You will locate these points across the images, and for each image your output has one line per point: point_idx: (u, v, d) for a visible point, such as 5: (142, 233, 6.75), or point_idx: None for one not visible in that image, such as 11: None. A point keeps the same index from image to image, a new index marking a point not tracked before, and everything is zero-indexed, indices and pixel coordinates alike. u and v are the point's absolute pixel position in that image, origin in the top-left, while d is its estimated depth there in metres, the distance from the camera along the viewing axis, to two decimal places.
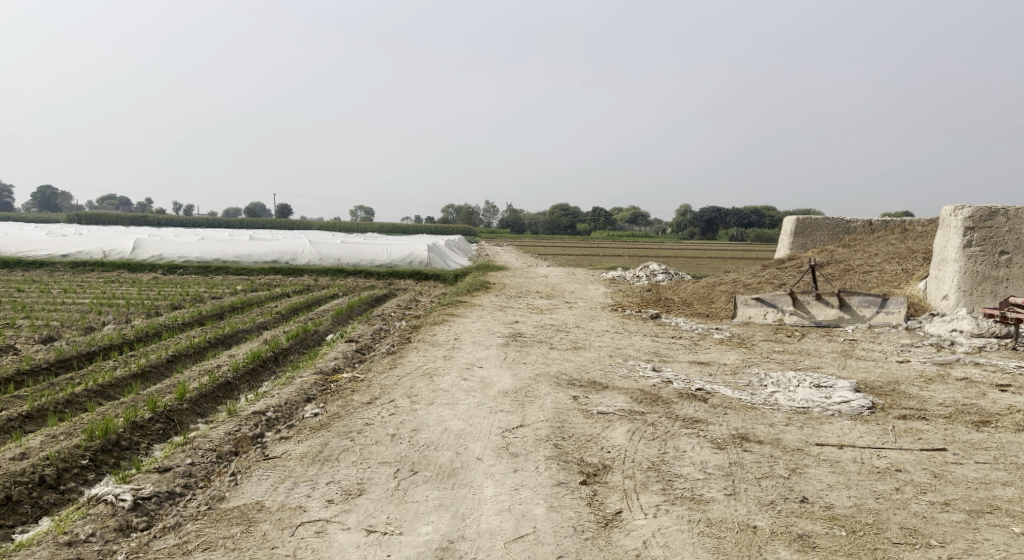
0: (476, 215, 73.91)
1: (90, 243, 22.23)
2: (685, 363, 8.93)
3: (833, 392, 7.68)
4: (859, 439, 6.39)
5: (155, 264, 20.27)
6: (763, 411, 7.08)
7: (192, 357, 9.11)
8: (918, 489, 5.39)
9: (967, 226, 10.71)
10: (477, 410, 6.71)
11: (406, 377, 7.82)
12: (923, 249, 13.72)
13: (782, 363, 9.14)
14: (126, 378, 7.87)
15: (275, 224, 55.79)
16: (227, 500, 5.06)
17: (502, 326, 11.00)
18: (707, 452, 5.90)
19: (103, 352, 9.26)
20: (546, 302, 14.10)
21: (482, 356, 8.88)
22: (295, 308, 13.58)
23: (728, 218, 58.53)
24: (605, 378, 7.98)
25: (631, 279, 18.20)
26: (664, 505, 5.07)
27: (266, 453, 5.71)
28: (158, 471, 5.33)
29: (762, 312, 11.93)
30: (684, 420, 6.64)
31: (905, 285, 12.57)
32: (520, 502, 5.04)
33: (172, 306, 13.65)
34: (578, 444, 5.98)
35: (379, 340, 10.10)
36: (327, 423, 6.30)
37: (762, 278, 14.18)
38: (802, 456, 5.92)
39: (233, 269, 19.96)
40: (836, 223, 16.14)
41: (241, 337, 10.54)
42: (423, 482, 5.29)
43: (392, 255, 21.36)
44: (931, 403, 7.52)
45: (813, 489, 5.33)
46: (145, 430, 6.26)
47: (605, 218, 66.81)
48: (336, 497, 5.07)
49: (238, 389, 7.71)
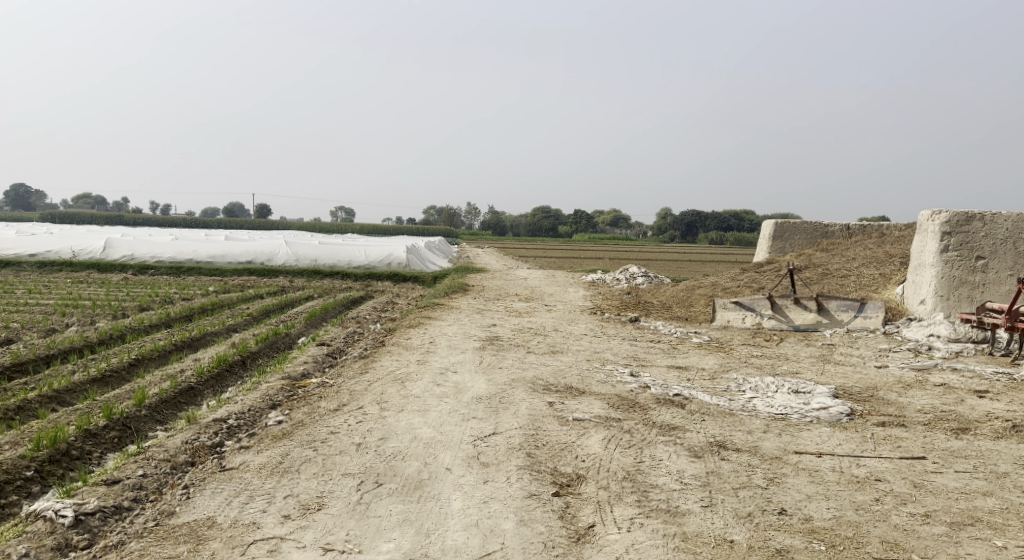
0: (457, 216, 73.61)
1: (58, 242, 21.75)
2: (663, 368, 8.77)
3: (812, 398, 7.55)
4: (838, 447, 6.25)
5: (125, 264, 19.87)
6: (740, 417, 6.93)
7: (156, 361, 8.83)
8: (898, 500, 5.25)
9: (944, 230, 10.63)
10: (449, 417, 6.50)
11: (377, 383, 7.58)
12: (900, 253, 13.67)
13: (760, 368, 9.01)
14: (83, 383, 7.61)
15: (253, 224, 55.24)
16: (177, 516, 4.82)
17: (479, 330, 10.78)
18: (684, 461, 5.74)
19: (62, 356, 8.96)
20: (524, 305, 13.91)
21: (457, 360, 8.67)
22: (267, 310, 13.30)
23: (707, 222, 58.68)
24: (581, 383, 7.79)
25: (611, 281, 18.04)
26: (638, 518, 4.89)
27: (223, 464, 5.48)
28: (106, 484, 5.09)
29: (740, 316, 11.81)
30: (661, 428, 6.47)
31: (882, 290, 12.50)
32: (489, 517, 4.84)
33: (140, 308, 13.30)
34: (551, 453, 5.80)
35: (351, 344, 9.85)
36: (290, 432, 6.07)
37: (741, 282, 14.08)
38: (780, 465, 5.77)
39: (206, 269, 19.61)
40: (815, 227, 16.07)
41: (209, 340, 10.26)
42: (387, 494, 5.08)
43: (369, 256, 21.07)
44: (910, 410, 7.40)
45: (791, 500, 5.17)
46: (98, 438, 6.02)
47: (586, 221, 66.89)
48: (293, 512, 4.84)
49: (201, 395, 7.46)
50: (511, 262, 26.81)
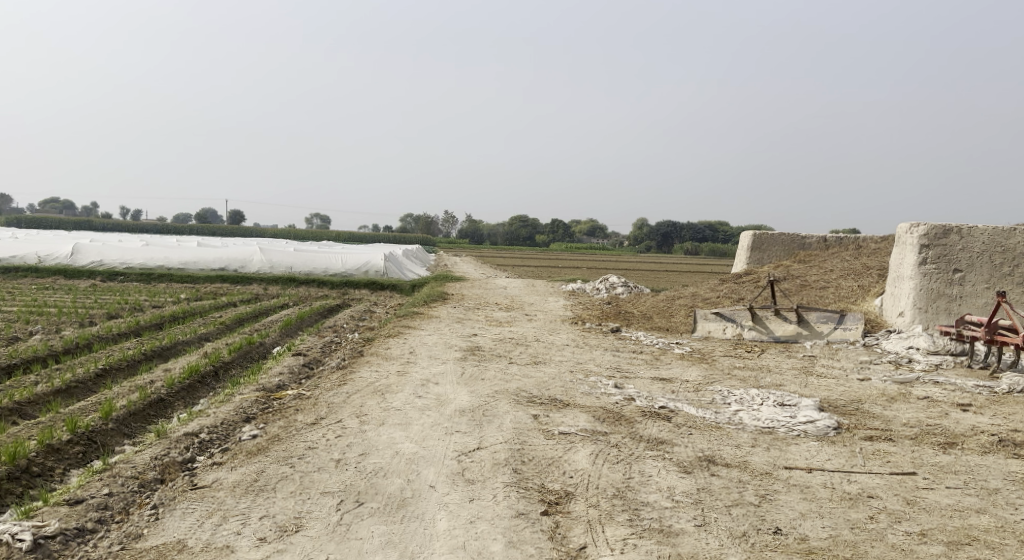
0: (434, 224, 73.22)
1: (24, 247, 21.17)
2: (647, 380, 8.62)
3: (798, 411, 7.43)
4: (828, 462, 6.13)
5: (93, 270, 19.39)
6: (727, 431, 6.80)
7: (125, 371, 8.53)
8: (893, 518, 5.14)
9: (922, 243, 10.62)
10: (431, 431, 6.29)
11: (355, 395, 7.35)
12: (878, 265, 13.67)
13: (744, 380, 8.89)
14: (46, 395, 7.37)
15: (225, 231, 54.51)
16: (144, 539, 4.63)
17: (460, 339, 10.57)
18: (674, 477, 5.58)
19: (25, 366, 8.64)
20: (504, 314, 13.73)
21: (438, 371, 8.46)
22: (241, 319, 12.94)
23: (682, 232, 58.98)
24: (565, 395, 7.62)
25: (590, 291, 17.91)
26: (631, 539, 4.73)
27: (194, 482, 5.27)
28: (68, 504, 4.89)
29: (721, 327, 11.74)
30: (648, 442, 6.31)
31: (861, 302, 12.48)
32: (476, 538, 4.66)
33: (109, 315, 12.94)
34: (538, 468, 5.61)
35: (328, 353, 9.59)
36: (265, 447, 5.85)
37: (720, 293, 14.02)
38: (771, 481, 5.64)
39: (177, 276, 19.20)
40: (793, 238, 16.07)
41: (180, 349, 9.95)
42: (369, 515, 4.87)
43: (346, 264, 20.75)
44: (896, 424, 7.31)
45: (786, 519, 5.04)
46: (62, 454, 5.87)
47: (563, 230, 66.96)
48: (269, 535, 4.64)
49: (172, 407, 7.22)
50: (490, 271, 26.54)
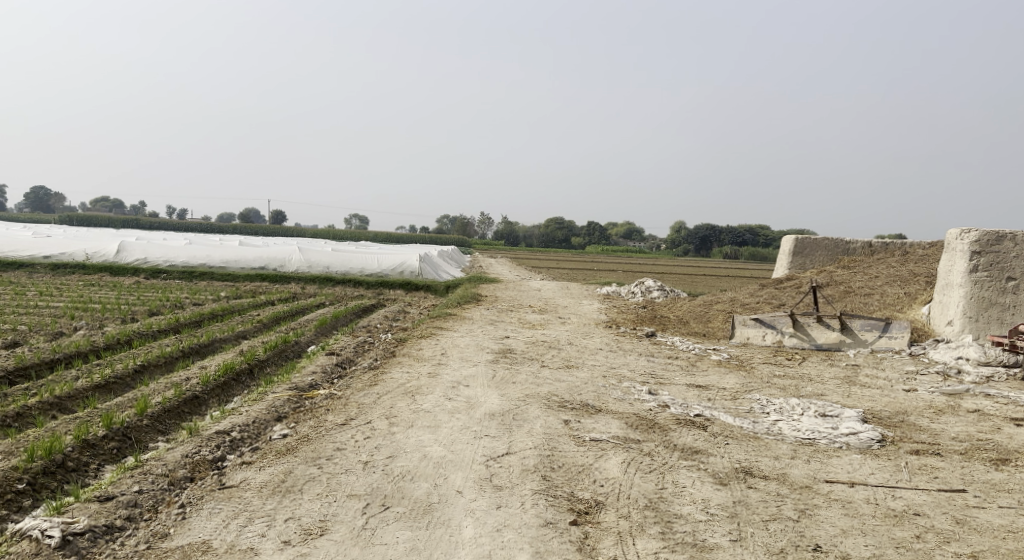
0: (471, 226, 73.38)
1: (72, 244, 21.60)
2: (683, 386, 8.44)
3: (840, 422, 7.19)
4: (871, 476, 5.90)
5: (138, 268, 19.71)
6: (766, 442, 6.60)
7: (162, 368, 8.59)
8: (941, 538, 4.91)
9: (974, 250, 10.27)
10: (460, 434, 6.20)
11: (386, 396, 7.29)
12: (925, 272, 13.25)
13: (784, 388, 8.66)
14: (85, 390, 7.44)
15: (267, 230, 55.20)
16: (170, 538, 4.61)
17: (492, 342, 10.48)
18: (709, 489, 5.41)
19: (66, 361, 8.76)
20: (538, 317, 13.61)
21: (469, 373, 8.37)
22: (278, 317, 13.01)
23: (721, 235, 58.27)
24: (598, 401, 7.47)
25: (626, 295, 17.69)
26: (663, 553, 4.58)
27: (222, 481, 5.25)
28: (98, 500, 4.89)
29: (760, 334, 11.48)
30: (683, 451, 6.14)
31: (907, 310, 12.11)
32: (503, 547, 4.55)
33: (150, 312, 13.10)
34: (568, 476, 5.49)
35: (361, 353, 9.56)
36: (294, 447, 5.81)
37: (760, 298, 13.73)
38: (811, 495, 5.44)
39: (218, 274, 19.44)
40: (836, 244, 15.68)
41: (217, 347, 10.01)
42: (395, 519, 4.79)
43: (383, 264, 20.81)
44: (944, 438, 7.04)
45: (826, 535, 4.84)
46: (97, 449, 5.90)
47: (600, 233, 66.62)
48: (293, 538, 4.58)
49: (206, 404, 7.24)
50: (526, 273, 26.43)
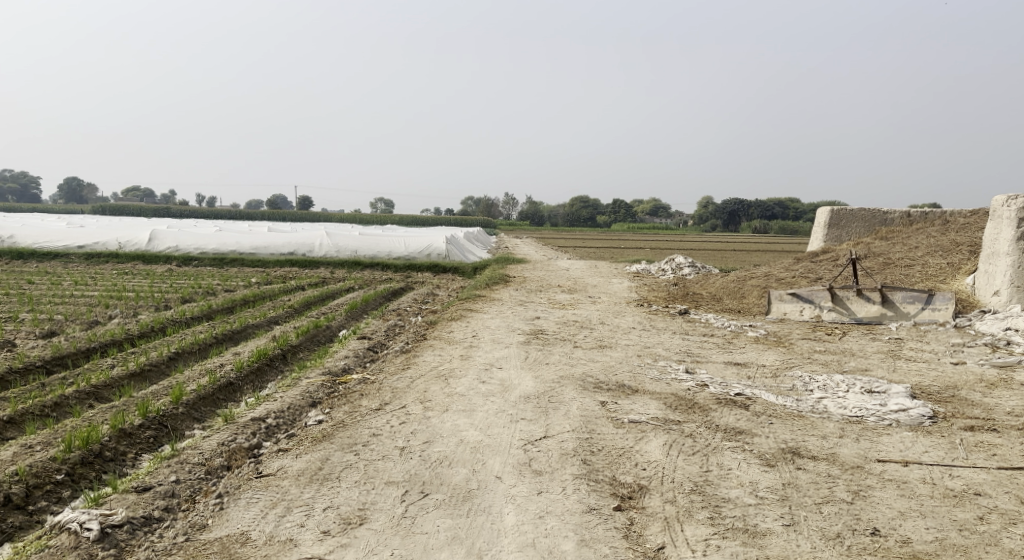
0: (496, 207, 73.03)
1: (105, 233, 21.72)
2: (721, 365, 8.22)
3: (888, 399, 6.92)
4: (925, 455, 5.65)
5: (169, 256, 19.79)
6: (812, 420, 6.37)
7: (196, 354, 8.55)
8: (1006, 519, 4.68)
9: (1022, 217, 9.90)
10: (497, 418, 6.05)
11: (419, 380, 7.16)
12: (968, 241, 12.82)
13: (826, 364, 8.40)
14: (120, 378, 7.41)
15: (294, 216, 55.43)
16: (209, 530, 4.53)
17: (523, 322, 10.31)
18: (756, 471, 5.21)
19: (101, 349, 8.75)
20: (568, 296, 13.40)
21: (502, 355, 8.21)
22: (308, 302, 12.94)
23: (750, 210, 57.45)
24: (634, 381, 7.28)
25: (657, 272, 17.39)
26: (714, 539, 4.41)
27: (259, 469, 5.15)
28: (136, 491, 4.82)
29: (798, 309, 11.19)
30: (726, 432, 5.93)
31: (951, 281, 11.72)
32: (547, 535, 4.40)
33: (183, 300, 13.11)
34: (609, 460, 5.32)
35: (392, 337, 9.45)
36: (330, 434, 5.70)
37: (796, 272, 13.39)
38: (864, 476, 5.22)
39: (248, 260, 19.46)
40: (873, 214, 15.26)
41: (250, 333, 9.95)
42: (434, 507, 4.66)
43: (411, 247, 20.68)
44: (999, 412, 6.75)
45: (884, 518, 4.64)
46: (134, 438, 5.84)
47: (626, 210, 66.01)
48: (333, 528, 4.47)
49: (241, 391, 7.17)
50: (555, 253, 26.13)
